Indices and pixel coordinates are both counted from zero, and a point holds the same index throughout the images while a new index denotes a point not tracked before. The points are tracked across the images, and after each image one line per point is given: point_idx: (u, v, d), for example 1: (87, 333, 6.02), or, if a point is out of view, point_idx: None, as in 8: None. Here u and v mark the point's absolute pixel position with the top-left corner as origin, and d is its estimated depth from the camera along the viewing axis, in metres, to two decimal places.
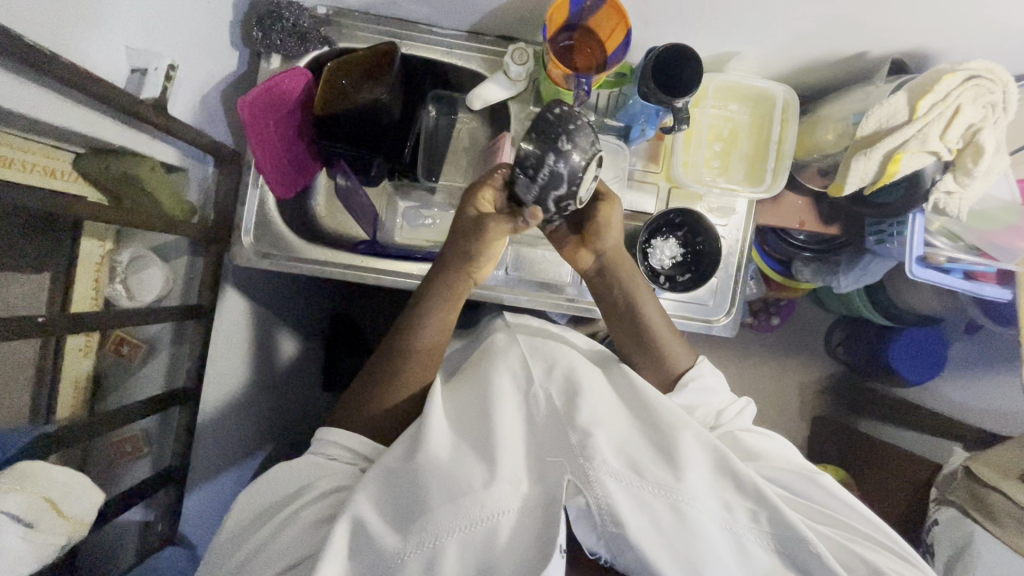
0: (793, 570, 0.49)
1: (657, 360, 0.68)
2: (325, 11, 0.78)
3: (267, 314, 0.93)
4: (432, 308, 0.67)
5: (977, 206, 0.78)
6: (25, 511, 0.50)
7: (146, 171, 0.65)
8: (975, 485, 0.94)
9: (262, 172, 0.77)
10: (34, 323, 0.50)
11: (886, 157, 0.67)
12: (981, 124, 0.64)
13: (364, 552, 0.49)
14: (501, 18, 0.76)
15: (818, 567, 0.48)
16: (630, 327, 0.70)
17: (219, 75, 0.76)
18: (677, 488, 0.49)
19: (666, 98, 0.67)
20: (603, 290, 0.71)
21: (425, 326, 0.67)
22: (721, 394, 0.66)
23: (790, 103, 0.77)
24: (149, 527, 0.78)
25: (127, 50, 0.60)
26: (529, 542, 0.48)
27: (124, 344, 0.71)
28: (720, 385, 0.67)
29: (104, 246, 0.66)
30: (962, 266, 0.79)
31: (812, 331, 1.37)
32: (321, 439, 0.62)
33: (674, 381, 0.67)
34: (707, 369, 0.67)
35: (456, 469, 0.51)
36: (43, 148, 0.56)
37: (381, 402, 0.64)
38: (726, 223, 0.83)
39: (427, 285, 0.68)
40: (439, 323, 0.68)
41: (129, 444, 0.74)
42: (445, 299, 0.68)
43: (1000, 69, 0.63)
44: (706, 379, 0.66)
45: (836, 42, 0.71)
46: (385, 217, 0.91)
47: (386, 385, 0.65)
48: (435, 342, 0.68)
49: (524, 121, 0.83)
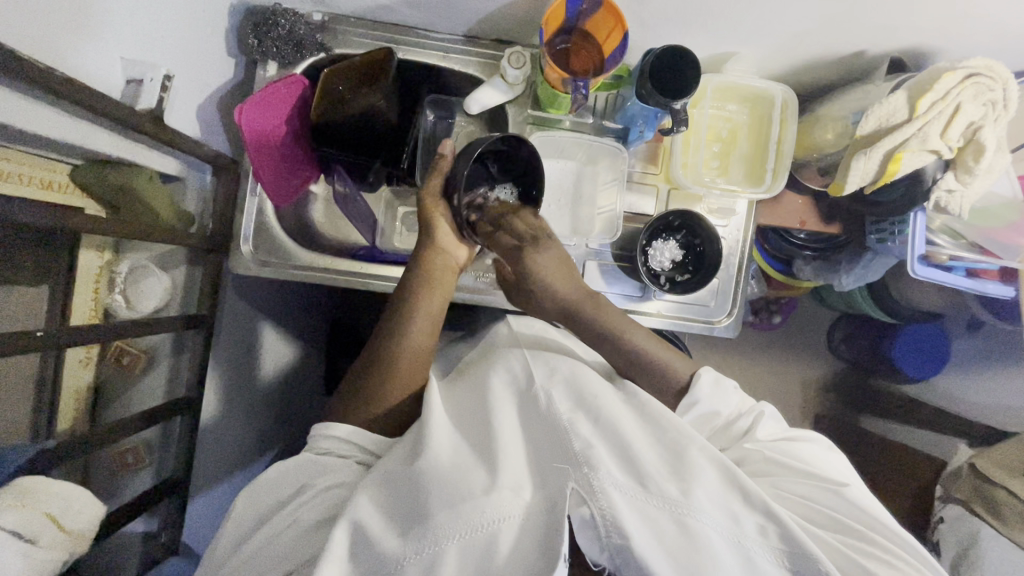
0: None
1: (656, 379, 0.68)
2: (320, 17, 0.77)
3: (268, 320, 0.93)
4: (417, 291, 0.69)
5: (980, 203, 0.77)
6: (25, 528, 0.50)
7: (144, 182, 0.65)
8: (979, 482, 0.93)
9: (259, 179, 0.77)
10: (33, 337, 0.50)
11: (886, 156, 0.67)
12: (981, 122, 0.64)
13: (366, 555, 0.48)
14: (497, 21, 0.76)
15: None
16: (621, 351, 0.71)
17: (215, 83, 0.76)
18: (683, 501, 0.49)
19: (664, 100, 0.67)
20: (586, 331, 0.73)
21: (415, 311, 0.68)
22: (726, 408, 0.65)
23: (789, 102, 0.77)
24: (152, 537, 0.78)
25: (122, 61, 0.60)
26: (531, 552, 0.47)
27: (124, 355, 0.71)
28: (724, 400, 0.66)
29: (103, 257, 0.67)
30: (965, 263, 0.78)
31: (814, 329, 1.37)
32: (315, 435, 0.62)
33: (679, 395, 0.67)
34: (705, 391, 0.65)
35: (456, 475, 0.50)
36: (39, 162, 0.57)
37: (375, 404, 0.64)
38: (727, 224, 0.83)
39: (410, 269, 0.70)
40: (428, 302, 0.69)
41: (130, 454, 0.74)
42: (425, 281, 0.69)
43: (1000, 66, 0.63)
44: (706, 401, 0.65)
45: (834, 41, 0.70)
46: (385, 222, 0.91)
47: (375, 392, 0.64)
48: (425, 333, 0.68)
49: (522, 124, 0.83)
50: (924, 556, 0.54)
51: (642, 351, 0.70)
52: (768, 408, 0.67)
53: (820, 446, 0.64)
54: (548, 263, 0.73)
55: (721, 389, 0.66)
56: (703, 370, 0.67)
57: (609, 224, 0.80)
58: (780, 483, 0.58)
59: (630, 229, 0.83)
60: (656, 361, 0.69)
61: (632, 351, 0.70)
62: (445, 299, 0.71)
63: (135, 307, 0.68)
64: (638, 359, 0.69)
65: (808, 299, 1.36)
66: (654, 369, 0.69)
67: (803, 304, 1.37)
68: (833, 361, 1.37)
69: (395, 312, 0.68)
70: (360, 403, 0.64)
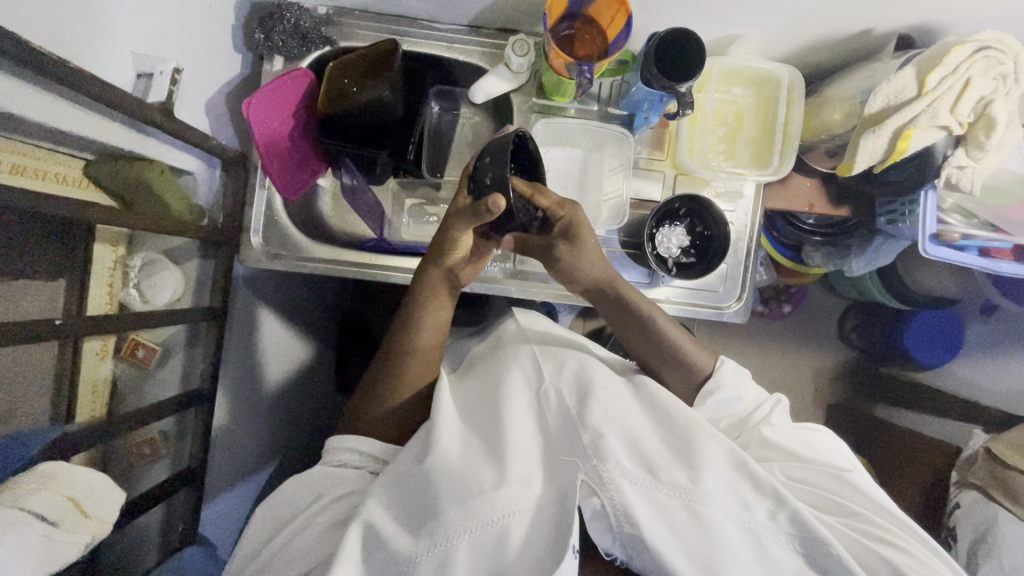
0: (812, 569, 0.48)
1: (681, 367, 0.68)
2: (325, 10, 0.78)
3: (280, 316, 0.94)
4: (427, 293, 0.68)
5: (992, 181, 0.76)
6: (51, 512, 0.51)
7: (156, 176, 0.66)
8: (995, 466, 0.92)
9: (268, 174, 0.77)
10: (50, 326, 0.51)
11: (896, 133, 0.66)
12: (993, 96, 0.63)
13: (379, 554, 0.50)
14: (501, 10, 0.76)
15: (837, 565, 0.48)
16: (650, 343, 0.69)
17: (223, 78, 0.77)
18: (693, 489, 0.50)
19: (670, 83, 0.66)
20: (632, 325, 0.70)
21: (418, 320, 0.67)
22: (747, 396, 0.67)
23: (796, 83, 0.76)
24: (169, 528, 0.79)
25: (132, 55, 0.61)
26: (542, 544, 0.48)
27: (138, 348, 0.72)
28: (745, 387, 0.67)
29: (116, 251, 0.68)
30: (977, 243, 0.77)
31: (825, 317, 1.37)
32: (331, 448, 0.63)
33: (701, 384, 0.67)
34: (727, 377, 0.66)
35: (465, 470, 0.51)
36: (56, 156, 0.58)
37: (377, 407, 0.65)
38: (734, 209, 0.83)
39: (417, 276, 0.70)
40: (432, 317, 0.68)
41: (147, 446, 0.75)
42: (427, 298, 0.68)
43: (1010, 39, 0.62)
44: (727, 387, 0.66)
45: (840, 19, 0.70)
46: (392, 215, 0.92)
47: (386, 393, 0.65)
48: (429, 345, 0.68)
49: (527, 113, 0.83)
50: (931, 542, 0.54)
51: (670, 337, 0.68)
52: (784, 401, 0.68)
53: (832, 439, 0.63)
54: (583, 224, 0.68)
55: (741, 378, 0.67)
56: (724, 359, 0.68)
57: (615, 210, 0.81)
58: (796, 467, 0.58)
59: (637, 217, 0.83)
60: (684, 344, 0.68)
61: (662, 336, 0.68)
62: (450, 310, 0.70)
63: (149, 301, 0.70)
64: (665, 346, 0.68)
65: (819, 287, 1.36)
66: (674, 343, 0.68)
67: (814, 291, 1.36)
68: (845, 350, 1.37)
69: (400, 320, 0.69)
70: (368, 409, 0.65)
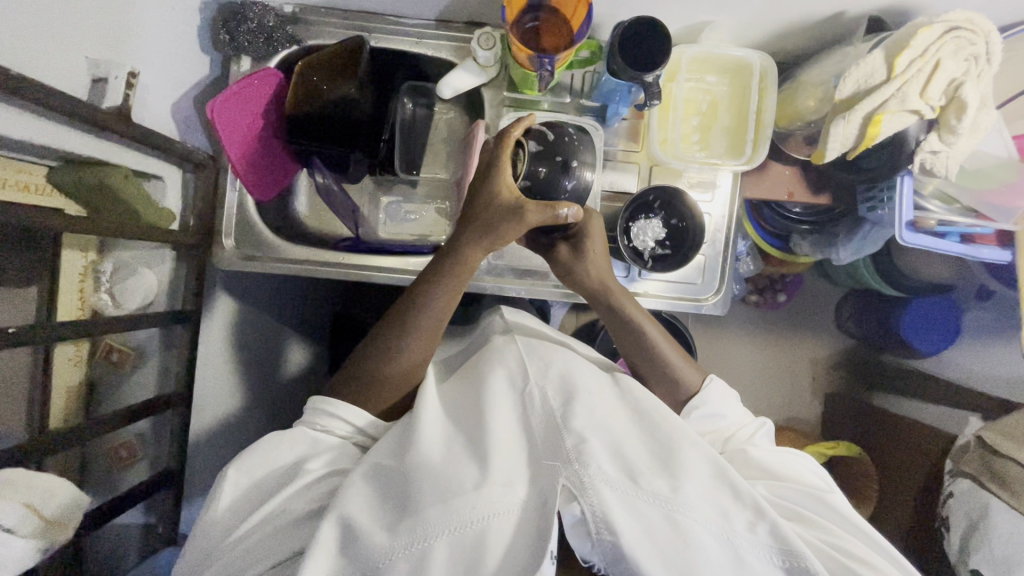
0: None
1: (670, 380, 0.68)
2: (291, 9, 0.78)
3: (262, 316, 0.94)
4: (449, 275, 0.66)
5: (970, 164, 0.74)
6: (9, 518, 0.51)
7: (119, 181, 0.66)
8: (989, 454, 0.90)
9: (237, 175, 0.78)
10: (5, 332, 0.50)
11: (867, 119, 0.64)
12: (964, 78, 0.61)
13: (353, 549, 0.50)
14: (466, 3, 0.75)
15: None
16: (641, 350, 0.70)
17: (191, 80, 0.77)
18: (673, 497, 0.49)
19: (635, 73, 0.65)
20: (623, 331, 0.71)
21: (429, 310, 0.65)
22: (731, 415, 0.66)
23: (769, 69, 0.74)
24: (151, 528, 0.80)
25: (87, 60, 0.60)
26: (523, 549, 0.48)
27: (112, 352, 0.73)
28: (731, 406, 0.66)
29: (87, 257, 0.68)
30: (957, 229, 0.76)
31: (820, 306, 1.35)
32: (316, 409, 0.63)
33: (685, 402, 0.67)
34: (714, 398, 0.66)
35: (446, 470, 0.51)
36: (16, 164, 0.58)
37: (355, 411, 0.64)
38: (711, 199, 0.81)
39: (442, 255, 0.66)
40: (447, 305, 0.66)
41: (124, 449, 0.75)
42: (451, 281, 0.65)
43: (981, 19, 0.60)
44: (713, 404, 0.65)
45: (811, 3, 0.68)
46: (368, 212, 0.92)
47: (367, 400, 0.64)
48: (424, 351, 0.66)
49: (499, 107, 0.82)
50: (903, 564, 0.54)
51: (661, 350, 0.69)
52: (767, 425, 0.66)
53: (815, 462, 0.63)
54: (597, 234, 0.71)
55: (728, 398, 0.67)
56: (712, 378, 0.67)
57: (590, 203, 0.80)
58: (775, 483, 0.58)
59: (612, 210, 0.82)
60: (673, 356, 0.69)
61: (653, 346, 0.69)
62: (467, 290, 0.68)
63: (121, 305, 0.70)
64: (656, 357, 0.69)
65: (812, 275, 1.34)
66: (660, 357, 0.69)
67: (808, 280, 1.34)
68: (841, 338, 1.35)
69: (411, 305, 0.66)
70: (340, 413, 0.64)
